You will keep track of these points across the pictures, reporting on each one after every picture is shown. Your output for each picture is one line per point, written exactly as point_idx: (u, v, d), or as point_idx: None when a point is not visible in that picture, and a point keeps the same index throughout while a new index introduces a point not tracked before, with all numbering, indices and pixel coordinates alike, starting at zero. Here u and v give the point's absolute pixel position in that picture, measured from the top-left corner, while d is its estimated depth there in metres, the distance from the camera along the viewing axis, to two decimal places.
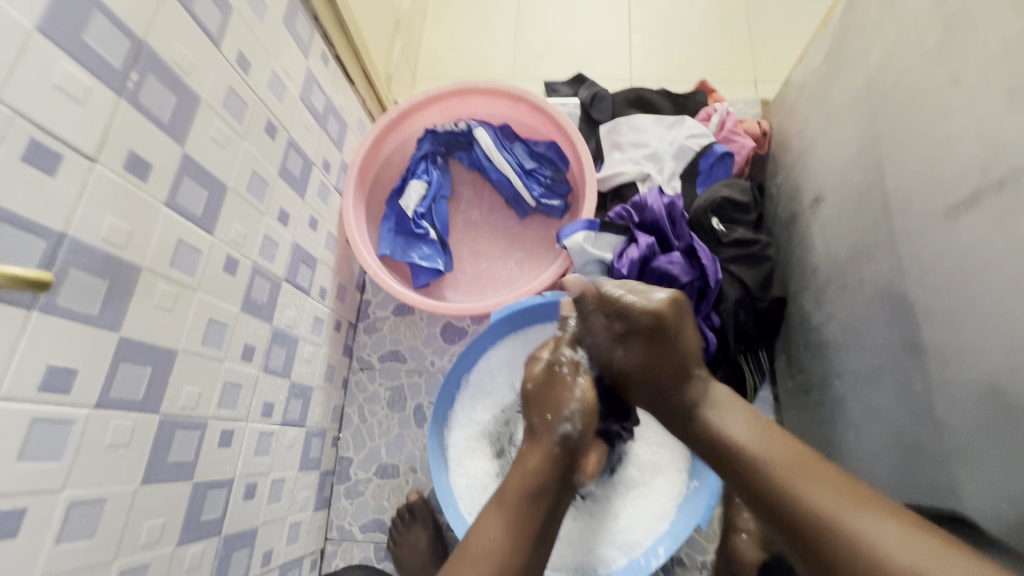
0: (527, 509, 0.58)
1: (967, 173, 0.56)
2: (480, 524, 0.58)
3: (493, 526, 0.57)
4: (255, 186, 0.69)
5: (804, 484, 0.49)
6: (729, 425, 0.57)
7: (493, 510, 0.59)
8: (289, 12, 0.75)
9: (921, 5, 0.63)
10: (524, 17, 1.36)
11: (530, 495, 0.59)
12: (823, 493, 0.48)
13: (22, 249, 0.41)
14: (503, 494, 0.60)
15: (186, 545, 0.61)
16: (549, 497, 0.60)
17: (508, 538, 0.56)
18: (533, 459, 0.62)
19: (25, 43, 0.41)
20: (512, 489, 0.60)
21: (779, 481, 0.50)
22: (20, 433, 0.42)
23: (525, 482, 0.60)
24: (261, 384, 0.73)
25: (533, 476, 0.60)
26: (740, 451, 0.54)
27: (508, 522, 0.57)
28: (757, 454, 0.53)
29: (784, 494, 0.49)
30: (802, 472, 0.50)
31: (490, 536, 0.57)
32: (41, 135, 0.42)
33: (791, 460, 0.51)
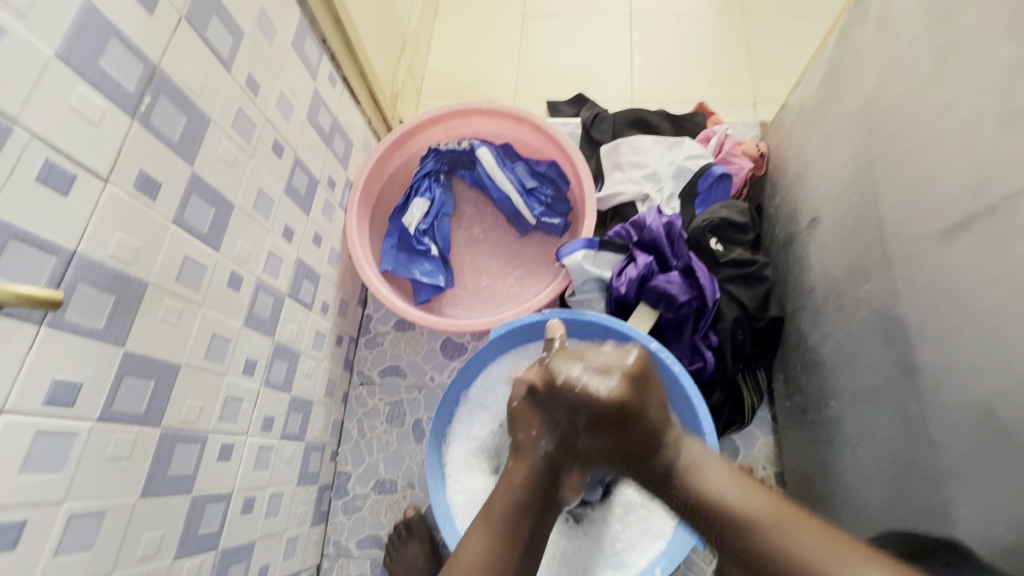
0: (512, 524, 0.58)
1: (960, 198, 0.57)
2: (465, 540, 0.58)
3: (477, 541, 0.57)
4: (260, 204, 0.71)
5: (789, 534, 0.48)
6: (707, 479, 0.54)
7: (479, 528, 0.58)
8: (298, 36, 0.78)
9: (913, 34, 0.65)
10: (528, 39, 1.39)
11: (512, 515, 0.59)
12: (811, 543, 0.47)
13: (34, 264, 0.43)
14: (488, 508, 0.60)
15: (182, 559, 0.61)
16: (532, 515, 0.59)
17: (493, 549, 0.56)
18: (516, 473, 0.61)
19: (44, 68, 0.43)
20: (497, 507, 0.59)
21: (766, 541, 0.48)
22: (24, 444, 0.43)
23: (508, 498, 0.59)
24: (262, 398, 0.74)
25: (516, 492, 0.60)
26: (717, 505, 0.52)
27: (494, 539, 0.57)
28: (743, 508, 0.51)
29: (770, 549, 0.48)
30: (784, 530, 0.48)
31: (479, 552, 0.56)
32: (56, 156, 0.44)
33: (774, 513, 0.50)
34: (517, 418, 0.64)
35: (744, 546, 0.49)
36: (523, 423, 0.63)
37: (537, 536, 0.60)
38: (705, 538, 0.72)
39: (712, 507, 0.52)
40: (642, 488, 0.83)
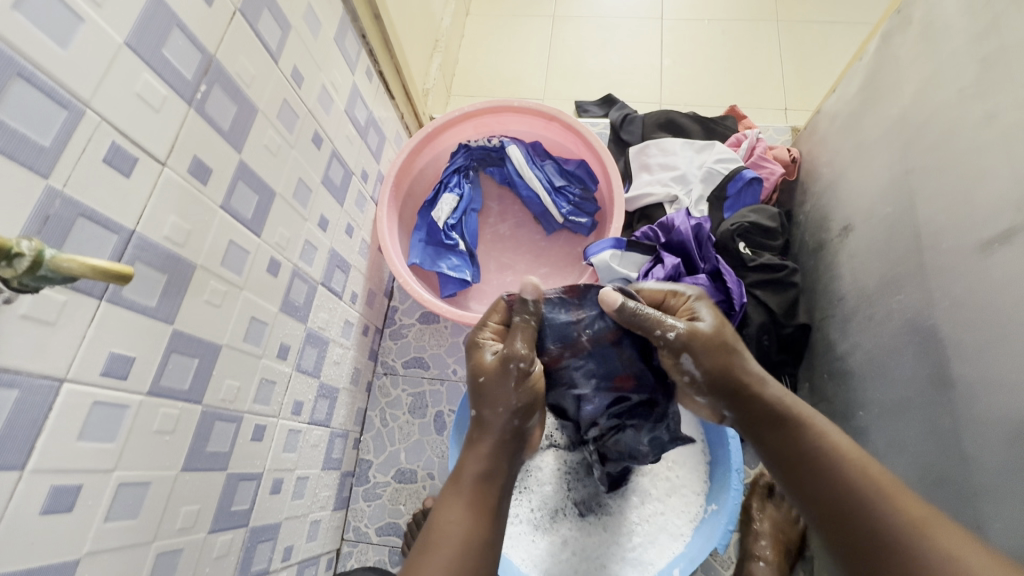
0: (483, 488, 0.60)
1: (1002, 208, 0.56)
2: (441, 510, 0.57)
3: (455, 510, 0.57)
4: (300, 193, 0.73)
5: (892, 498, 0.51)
6: (824, 432, 0.57)
7: (454, 499, 0.58)
8: (340, 31, 0.80)
9: (957, 42, 0.64)
10: (558, 39, 1.40)
11: (481, 479, 0.60)
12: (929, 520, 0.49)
13: (98, 242, 0.45)
14: (455, 483, 0.60)
15: (216, 534, 0.63)
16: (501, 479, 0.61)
17: (473, 523, 0.56)
18: (483, 444, 0.63)
19: (114, 55, 0.45)
20: (467, 474, 0.60)
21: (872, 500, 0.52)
22: (82, 413, 0.45)
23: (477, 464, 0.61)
24: (294, 382, 0.76)
25: (481, 462, 0.61)
26: (822, 453, 0.56)
27: (470, 508, 0.58)
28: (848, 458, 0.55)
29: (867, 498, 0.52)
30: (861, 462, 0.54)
31: (453, 519, 0.56)
32: (121, 139, 0.46)
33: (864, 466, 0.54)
34: (480, 394, 0.64)
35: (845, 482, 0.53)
36: (489, 398, 0.63)
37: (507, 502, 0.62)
38: (726, 540, 0.73)
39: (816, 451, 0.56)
40: (659, 483, 0.84)
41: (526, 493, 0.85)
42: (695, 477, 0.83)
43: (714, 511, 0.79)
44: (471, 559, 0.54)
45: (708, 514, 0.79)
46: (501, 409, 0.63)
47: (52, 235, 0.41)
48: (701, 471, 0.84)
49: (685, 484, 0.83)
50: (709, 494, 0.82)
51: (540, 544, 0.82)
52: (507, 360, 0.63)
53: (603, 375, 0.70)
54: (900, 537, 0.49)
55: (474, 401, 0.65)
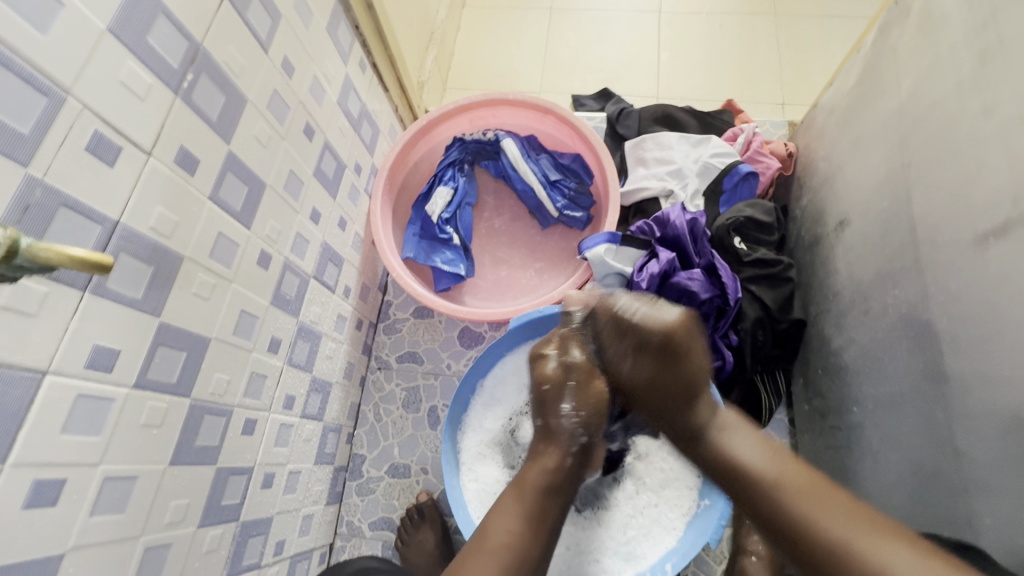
0: (544, 503, 0.64)
1: (998, 202, 0.56)
2: (498, 517, 0.63)
3: (514, 519, 0.62)
4: (291, 185, 0.72)
5: (812, 502, 0.53)
6: (736, 446, 0.61)
7: (512, 506, 0.63)
8: (332, 21, 0.79)
9: (956, 35, 0.63)
10: (555, 32, 1.39)
11: (543, 491, 0.65)
12: (843, 522, 0.51)
13: (81, 232, 0.44)
14: (518, 490, 0.65)
15: (206, 529, 0.62)
16: (563, 494, 0.66)
17: (529, 537, 0.61)
18: (550, 458, 0.67)
19: (97, 42, 0.44)
20: (530, 484, 0.65)
21: (789, 508, 0.54)
22: (66, 406, 0.44)
23: (541, 477, 0.65)
24: (285, 376, 0.75)
25: (543, 475, 0.65)
26: (744, 470, 0.59)
27: (526, 518, 0.62)
28: (770, 470, 0.57)
29: (791, 518, 0.53)
30: (809, 497, 0.54)
31: (509, 525, 0.62)
32: (104, 127, 0.45)
33: (805, 486, 0.55)
34: (543, 404, 0.70)
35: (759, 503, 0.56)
36: (551, 408, 0.69)
37: (560, 521, 0.66)
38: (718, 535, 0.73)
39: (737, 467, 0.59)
40: (652, 476, 0.84)
41: None
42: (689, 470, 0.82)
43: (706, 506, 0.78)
44: (524, 564, 0.59)
45: (701, 509, 0.79)
46: (562, 417, 0.68)
47: (33, 225, 0.41)
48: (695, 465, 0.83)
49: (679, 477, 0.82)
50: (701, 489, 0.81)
51: None
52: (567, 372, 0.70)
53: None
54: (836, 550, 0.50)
55: (538, 410, 0.71)
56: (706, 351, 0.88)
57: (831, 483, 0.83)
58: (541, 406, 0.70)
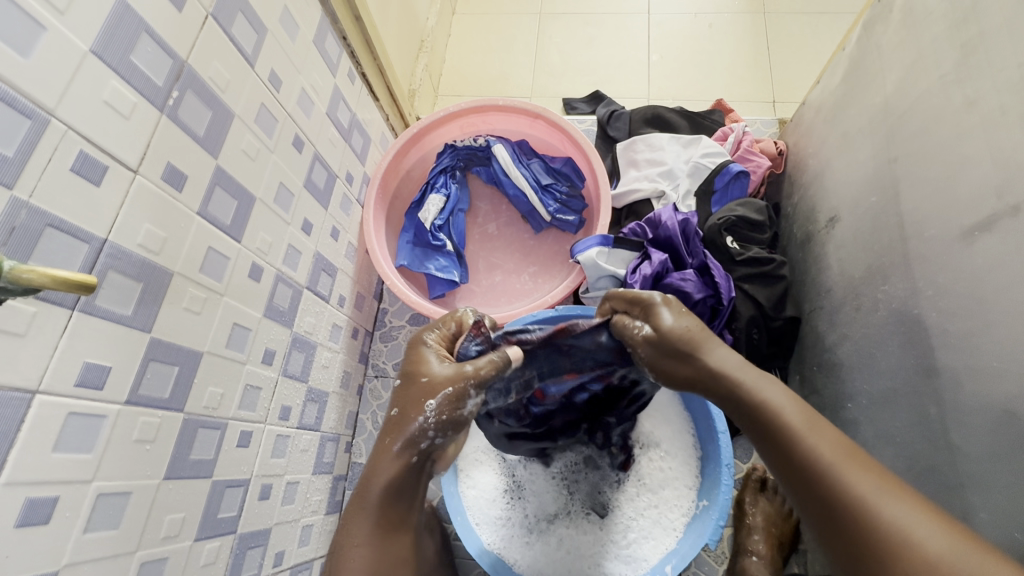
0: (388, 507, 0.52)
1: (984, 196, 0.56)
2: (344, 537, 0.51)
3: (358, 538, 0.50)
4: (282, 197, 0.72)
5: (844, 473, 0.47)
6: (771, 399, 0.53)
7: (357, 519, 0.51)
8: (319, 33, 0.79)
9: (937, 30, 0.63)
10: (544, 36, 1.39)
11: (388, 496, 0.52)
12: (867, 483, 0.46)
13: (68, 252, 0.44)
14: (361, 499, 0.52)
15: (203, 542, 0.63)
16: (408, 493, 0.53)
17: (378, 546, 0.51)
18: (389, 456, 0.52)
19: (79, 63, 0.44)
20: (371, 491, 0.51)
21: (814, 459, 0.48)
22: (56, 425, 0.45)
23: (382, 479, 0.52)
24: (280, 387, 0.75)
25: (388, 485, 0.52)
26: (773, 422, 0.52)
27: (376, 529, 0.51)
28: (799, 426, 0.50)
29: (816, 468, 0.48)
30: (843, 466, 0.47)
31: (361, 545, 0.50)
32: (89, 147, 0.45)
33: (835, 447, 0.49)
34: (408, 389, 0.55)
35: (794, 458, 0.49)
36: (415, 400, 0.54)
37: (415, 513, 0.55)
38: (717, 536, 0.72)
39: (770, 424, 0.52)
40: (652, 477, 0.84)
41: (519, 499, 0.85)
42: (688, 471, 0.83)
43: (704, 507, 0.78)
44: None
45: (700, 509, 0.78)
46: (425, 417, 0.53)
47: (19, 247, 0.41)
48: (692, 465, 0.83)
49: (679, 477, 0.83)
50: (700, 490, 0.81)
51: (536, 547, 0.82)
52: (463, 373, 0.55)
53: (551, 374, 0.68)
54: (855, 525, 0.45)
55: (400, 393, 0.55)
56: None
57: None
58: (409, 394, 0.54)
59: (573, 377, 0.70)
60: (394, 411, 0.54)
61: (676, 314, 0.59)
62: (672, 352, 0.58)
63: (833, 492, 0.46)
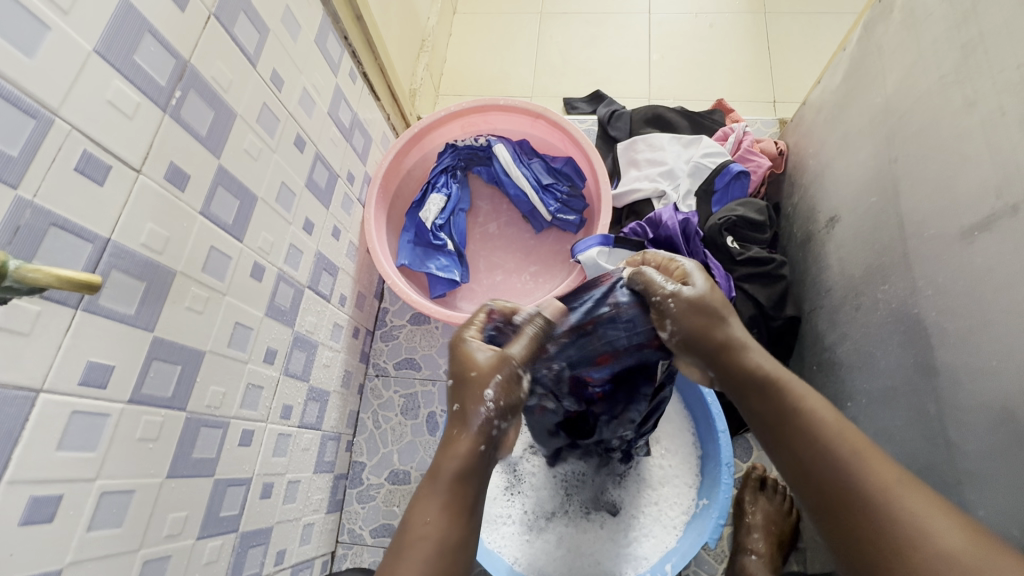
0: (461, 487, 0.51)
1: (983, 196, 0.56)
2: (415, 509, 0.50)
3: (430, 508, 0.50)
4: (283, 196, 0.73)
5: (870, 465, 0.47)
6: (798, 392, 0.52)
7: (428, 498, 0.50)
8: (320, 33, 0.79)
9: (937, 31, 0.64)
10: (545, 36, 1.40)
11: (461, 477, 0.51)
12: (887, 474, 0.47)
13: (72, 251, 0.45)
14: (435, 474, 0.52)
15: (205, 540, 0.63)
16: (480, 478, 0.53)
17: (452, 523, 0.49)
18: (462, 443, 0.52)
19: (83, 63, 0.44)
20: (445, 470, 0.51)
21: (837, 454, 0.48)
22: (60, 423, 0.45)
23: (455, 459, 0.52)
24: (282, 386, 0.76)
25: (460, 461, 0.52)
26: (798, 415, 0.51)
27: (449, 509, 0.50)
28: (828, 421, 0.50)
29: (838, 463, 0.48)
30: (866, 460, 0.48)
31: (432, 521, 0.49)
32: (93, 147, 0.45)
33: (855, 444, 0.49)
34: (461, 387, 0.55)
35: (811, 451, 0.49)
36: (472, 393, 0.54)
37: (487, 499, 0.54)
38: (717, 534, 0.72)
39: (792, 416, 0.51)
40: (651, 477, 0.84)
41: (518, 495, 0.85)
42: (688, 469, 0.84)
43: (704, 505, 0.79)
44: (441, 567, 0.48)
45: (700, 508, 0.79)
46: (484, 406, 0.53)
47: (24, 247, 0.41)
48: (692, 464, 0.85)
49: (679, 477, 0.84)
50: (700, 489, 0.82)
51: (534, 544, 0.82)
52: (506, 360, 0.56)
53: (579, 361, 0.66)
54: (870, 515, 0.45)
55: (455, 392, 0.55)
56: None
57: None
58: (460, 388, 0.55)
59: (607, 364, 0.66)
60: (455, 407, 0.55)
61: (706, 282, 0.59)
62: (700, 314, 0.56)
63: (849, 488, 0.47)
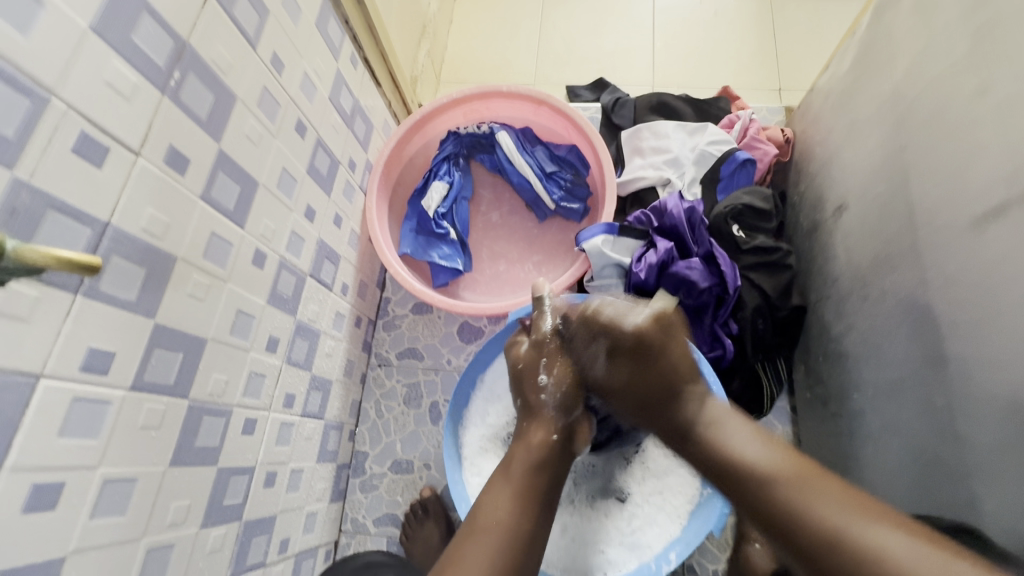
0: (533, 479, 0.60)
1: (997, 183, 0.55)
2: (490, 500, 0.58)
3: (503, 499, 0.57)
4: (284, 183, 0.71)
5: (812, 500, 0.48)
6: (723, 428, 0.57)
7: (501, 488, 0.59)
8: (321, 17, 0.78)
9: (951, 14, 0.62)
10: (547, 23, 1.38)
11: (533, 468, 0.60)
12: (842, 508, 0.46)
13: (70, 235, 0.44)
14: (508, 470, 0.60)
15: (208, 528, 0.63)
16: (550, 471, 0.61)
17: (520, 511, 0.57)
18: (534, 435, 0.64)
19: (80, 42, 0.43)
20: (517, 464, 0.61)
21: (787, 495, 0.49)
22: (61, 410, 0.44)
23: (529, 454, 0.61)
24: (284, 375, 0.75)
25: (534, 452, 0.62)
26: (741, 465, 0.53)
27: (519, 498, 0.58)
28: (774, 467, 0.51)
29: (801, 511, 0.47)
30: (814, 494, 0.48)
31: (505, 508, 0.57)
32: (90, 128, 0.44)
33: (799, 479, 0.50)
34: (521, 383, 0.70)
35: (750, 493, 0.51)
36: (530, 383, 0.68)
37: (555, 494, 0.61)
38: (722, 521, 0.73)
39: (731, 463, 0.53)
40: (655, 466, 0.84)
41: None
42: None
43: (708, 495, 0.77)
44: (515, 548, 0.54)
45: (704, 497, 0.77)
46: (542, 393, 0.67)
47: (22, 229, 0.40)
48: None
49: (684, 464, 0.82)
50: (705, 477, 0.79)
51: None
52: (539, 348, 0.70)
53: None
54: (833, 538, 0.45)
55: (519, 391, 0.70)
56: (706, 339, 0.89)
57: (833, 471, 0.84)
58: (522, 386, 0.69)
59: None
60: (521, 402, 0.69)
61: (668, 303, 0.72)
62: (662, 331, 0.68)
63: (810, 527, 0.46)
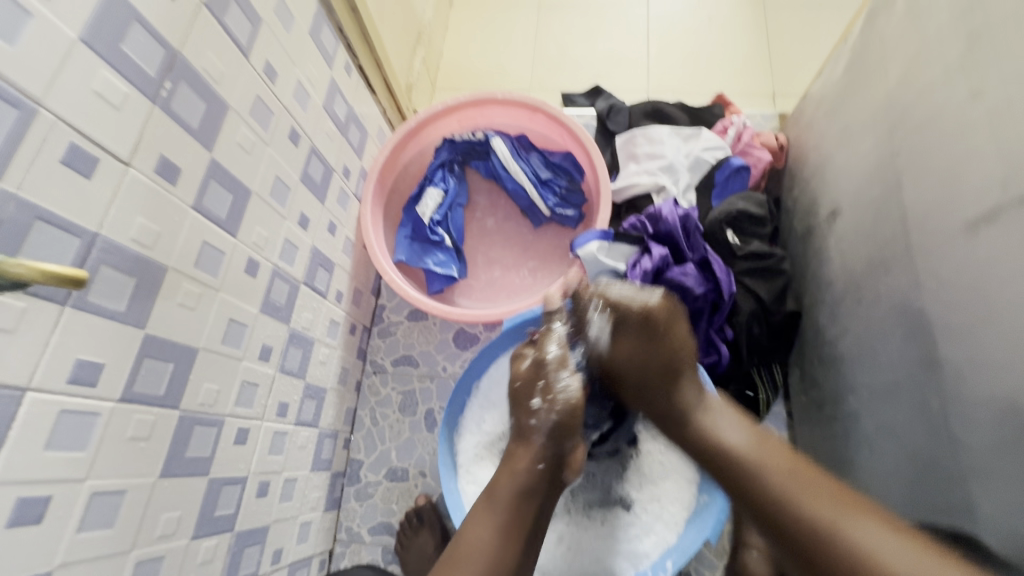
0: (515, 509, 0.61)
1: (988, 189, 0.55)
2: (472, 527, 0.60)
3: (487, 526, 0.59)
4: (277, 191, 0.71)
5: (798, 501, 0.54)
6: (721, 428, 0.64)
7: (484, 518, 0.60)
8: (315, 25, 0.78)
9: (942, 21, 0.62)
10: (543, 30, 1.38)
11: (517, 497, 0.61)
12: (823, 503, 0.53)
13: (58, 247, 0.43)
14: (493, 497, 0.62)
15: (200, 539, 0.62)
16: (536, 497, 0.63)
17: (503, 543, 0.58)
18: (521, 459, 0.63)
19: (69, 52, 0.43)
20: (501, 490, 0.62)
21: (776, 485, 0.56)
22: (48, 422, 0.44)
23: (513, 480, 0.62)
24: (277, 384, 0.74)
25: (520, 479, 0.62)
26: (743, 464, 0.59)
27: (502, 530, 0.59)
28: (754, 456, 0.59)
29: (803, 516, 0.53)
30: (804, 487, 0.55)
31: (486, 537, 0.58)
32: (79, 139, 0.44)
33: (791, 470, 0.57)
34: (515, 399, 0.68)
35: (758, 489, 0.56)
36: (523, 404, 0.67)
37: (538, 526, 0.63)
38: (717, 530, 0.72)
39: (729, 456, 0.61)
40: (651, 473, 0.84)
41: None
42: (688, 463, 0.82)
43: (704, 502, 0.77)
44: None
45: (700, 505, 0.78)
46: (533, 416, 0.65)
47: (8, 241, 0.40)
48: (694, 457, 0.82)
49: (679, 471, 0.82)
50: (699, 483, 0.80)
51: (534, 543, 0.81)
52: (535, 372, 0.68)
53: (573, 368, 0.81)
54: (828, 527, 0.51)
55: (513, 410, 0.69)
56: (701, 346, 0.88)
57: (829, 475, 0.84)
58: (517, 403, 0.68)
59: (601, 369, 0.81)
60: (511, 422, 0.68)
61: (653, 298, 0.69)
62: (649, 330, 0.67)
63: (796, 517, 0.53)
